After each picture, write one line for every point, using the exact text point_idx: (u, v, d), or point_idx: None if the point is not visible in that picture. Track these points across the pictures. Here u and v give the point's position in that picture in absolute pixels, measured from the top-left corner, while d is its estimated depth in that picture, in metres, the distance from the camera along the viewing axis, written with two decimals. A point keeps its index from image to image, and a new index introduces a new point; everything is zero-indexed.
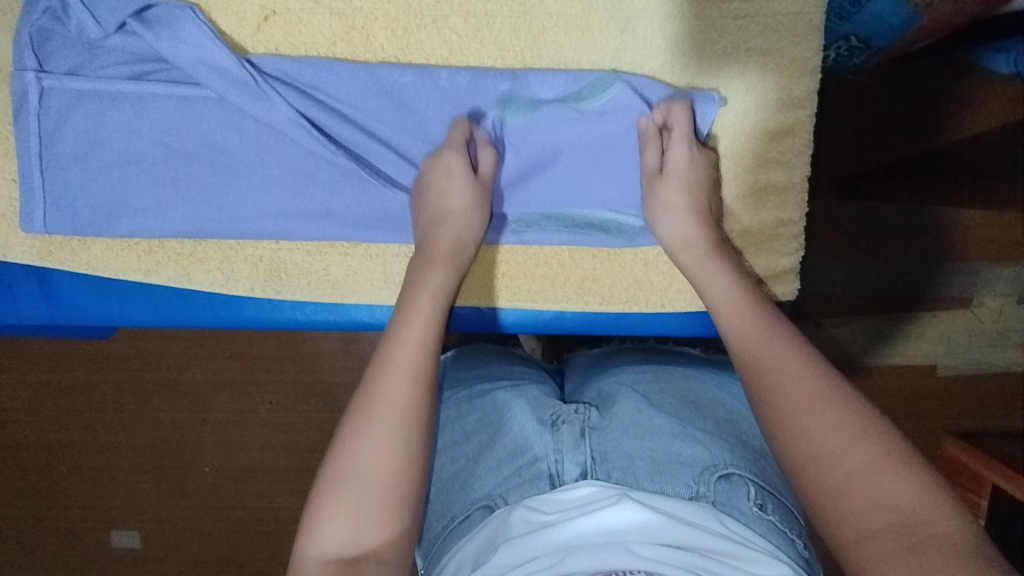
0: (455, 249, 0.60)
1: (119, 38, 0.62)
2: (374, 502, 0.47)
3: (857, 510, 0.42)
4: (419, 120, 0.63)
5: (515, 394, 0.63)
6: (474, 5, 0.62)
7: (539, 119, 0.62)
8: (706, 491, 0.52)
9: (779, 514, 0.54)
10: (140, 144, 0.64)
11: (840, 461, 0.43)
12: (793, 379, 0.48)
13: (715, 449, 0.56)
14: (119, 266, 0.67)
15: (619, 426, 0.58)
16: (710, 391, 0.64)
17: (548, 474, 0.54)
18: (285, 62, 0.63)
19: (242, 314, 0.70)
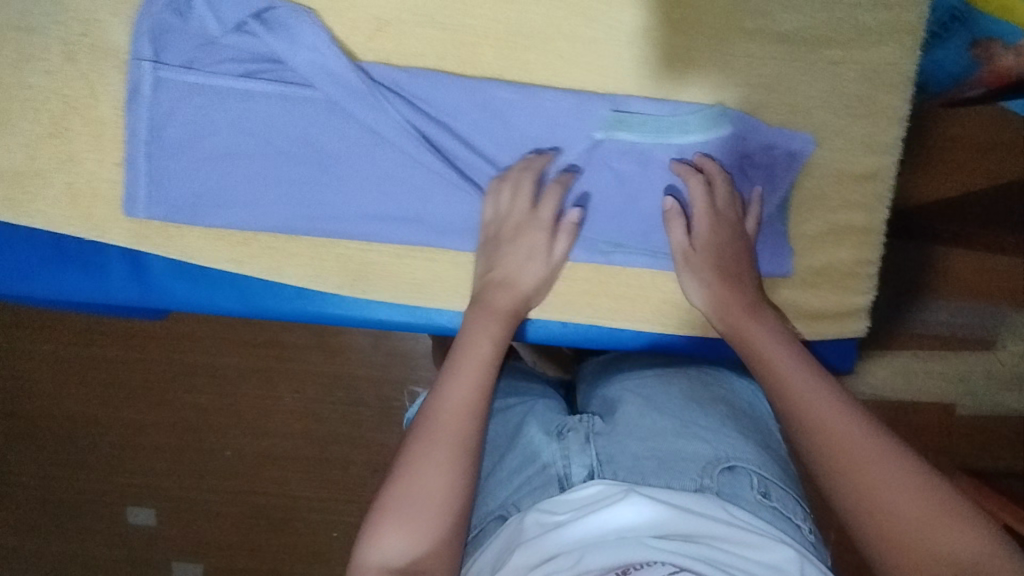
0: (515, 311, 0.62)
1: (238, 36, 0.64)
2: (425, 521, 0.47)
3: (888, 531, 0.44)
4: (522, 138, 0.65)
5: (524, 413, 0.64)
6: (580, 31, 0.64)
7: (643, 140, 0.64)
8: (709, 482, 0.53)
9: (784, 501, 0.56)
10: (244, 139, 0.66)
11: (869, 483, 0.46)
12: (818, 399, 0.51)
13: (718, 445, 0.57)
14: (212, 256, 0.68)
15: (624, 429, 0.59)
16: (714, 391, 0.65)
17: (558, 478, 0.56)
18: (395, 70, 0.64)
19: (326, 310, 0.71)
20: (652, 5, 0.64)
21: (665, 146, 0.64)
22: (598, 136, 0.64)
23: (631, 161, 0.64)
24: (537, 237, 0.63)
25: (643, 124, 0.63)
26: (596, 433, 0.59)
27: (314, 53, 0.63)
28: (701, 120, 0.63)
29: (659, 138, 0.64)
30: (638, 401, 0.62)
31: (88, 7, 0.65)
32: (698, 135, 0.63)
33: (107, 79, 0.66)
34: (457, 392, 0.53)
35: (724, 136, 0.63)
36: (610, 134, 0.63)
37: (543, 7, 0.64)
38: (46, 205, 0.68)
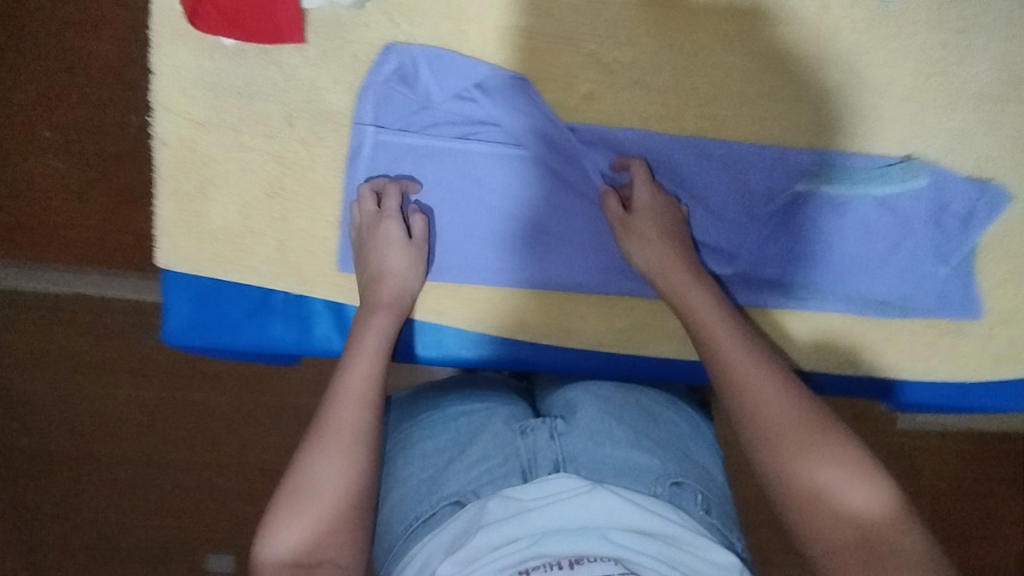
0: (397, 299, 0.66)
1: (455, 102, 0.68)
2: (338, 521, 0.51)
3: (830, 529, 0.48)
4: (726, 191, 0.69)
5: (488, 413, 0.64)
6: (778, 91, 0.68)
7: (842, 191, 0.68)
8: (662, 491, 0.56)
9: (722, 518, 0.59)
10: (454, 196, 0.69)
11: (828, 479, 0.50)
12: (778, 404, 0.54)
13: (665, 459, 0.60)
14: (419, 307, 0.71)
15: (582, 430, 0.60)
16: (672, 406, 0.68)
17: (521, 469, 0.57)
18: (603, 128, 0.68)
19: (524, 360, 0.73)
20: (847, 65, 0.68)
21: (864, 196, 0.68)
22: (799, 186, 0.68)
23: (830, 209, 0.68)
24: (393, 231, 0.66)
25: (842, 175, 0.68)
26: (561, 432, 0.60)
27: (529, 117, 0.67)
28: (898, 172, 0.68)
29: (858, 188, 0.68)
30: (602, 407, 0.64)
31: (310, 75, 0.68)
32: (896, 185, 0.68)
33: (325, 143, 0.69)
34: (353, 386, 0.58)
35: (921, 186, 0.68)
36: (812, 184, 0.68)
37: (745, 69, 0.68)
38: (258, 262, 0.71)
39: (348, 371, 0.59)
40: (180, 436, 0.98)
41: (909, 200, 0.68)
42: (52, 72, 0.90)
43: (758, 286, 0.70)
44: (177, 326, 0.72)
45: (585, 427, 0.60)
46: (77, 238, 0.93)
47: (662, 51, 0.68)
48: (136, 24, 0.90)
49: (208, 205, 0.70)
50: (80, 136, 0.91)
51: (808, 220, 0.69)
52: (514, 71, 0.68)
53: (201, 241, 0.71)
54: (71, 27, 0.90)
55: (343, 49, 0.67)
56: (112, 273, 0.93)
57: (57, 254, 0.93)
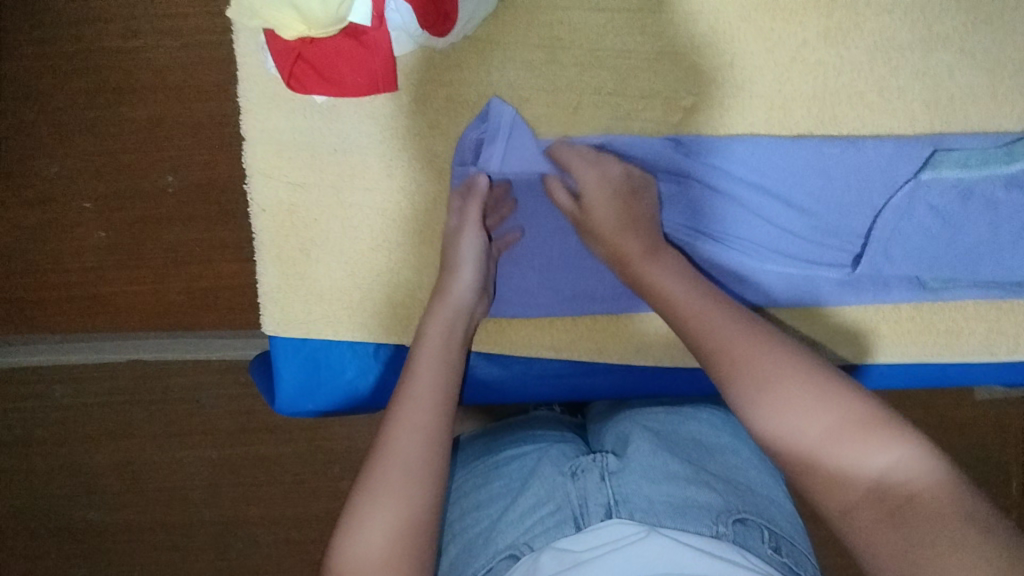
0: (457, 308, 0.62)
1: (556, 138, 0.66)
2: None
3: (835, 488, 0.44)
4: (843, 192, 0.66)
5: (538, 456, 0.61)
6: (886, 80, 0.66)
7: (966, 175, 0.65)
8: (725, 530, 0.52)
9: (794, 558, 0.54)
10: (566, 227, 0.68)
11: (804, 434, 0.46)
12: (734, 343, 0.52)
13: (727, 495, 0.56)
14: (535, 343, 0.70)
15: (635, 468, 0.57)
16: (726, 438, 0.64)
17: (573, 515, 0.53)
18: (713, 138, 0.66)
19: (646, 385, 0.71)
20: (956, 45, 0.66)
21: (991, 178, 0.65)
22: (925, 175, 0.65)
23: (956, 196, 0.65)
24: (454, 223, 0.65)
25: (964, 159, 0.66)
26: (611, 472, 0.57)
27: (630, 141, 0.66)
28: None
29: (985, 168, 0.65)
30: (652, 438, 0.61)
31: (406, 122, 0.67)
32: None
33: (426, 188, 0.68)
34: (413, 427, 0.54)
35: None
36: (936, 171, 0.65)
37: (850, 63, 0.66)
38: (367, 317, 0.69)
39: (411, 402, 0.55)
40: (275, 498, 0.96)
41: None
42: (121, 142, 0.90)
43: (885, 282, 0.67)
44: (289, 394, 0.69)
45: (637, 463, 0.57)
46: (161, 300, 0.91)
47: (762, 55, 0.66)
48: (193, 85, 0.89)
49: (313, 266, 0.69)
50: (149, 204, 0.90)
51: (933, 211, 0.66)
52: (613, 93, 0.66)
53: (307, 303, 0.69)
54: (133, 94, 0.89)
55: (437, 92, 0.66)
56: (203, 333, 0.92)
57: (145, 320, 0.92)
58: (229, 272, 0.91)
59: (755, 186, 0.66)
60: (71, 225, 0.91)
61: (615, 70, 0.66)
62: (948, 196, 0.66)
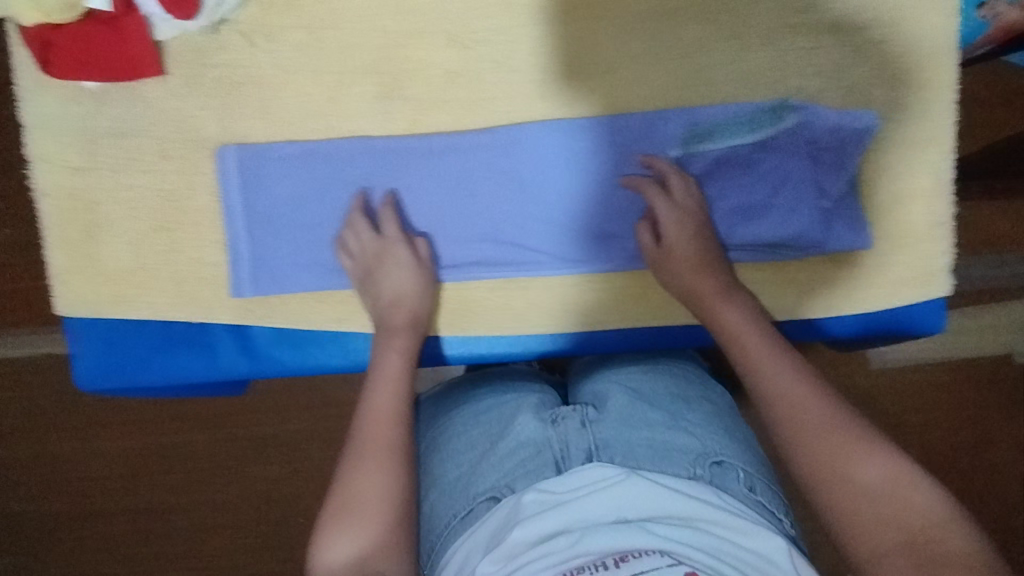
0: (417, 323, 0.67)
1: (302, 143, 0.69)
2: (374, 519, 0.54)
3: (865, 533, 0.49)
4: (597, 176, 0.69)
5: (520, 402, 0.66)
6: (639, 52, 0.68)
7: (713, 148, 0.67)
8: (701, 472, 0.58)
9: (768, 496, 0.60)
10: (340, 214, 0.70)
11: (863, 480, 0.51)
12: (780, 377, 0.58)
13: (705, 440, 0.62)
14: (316, 317, 0.73)
15: (613, 417, 0.62)
16: (699, 390, 0.68)
17: (554, 460, 0.59)
18: (450, 130, 0.69)
19: (427, 354, 0.73)
20: (703, 16, 0.67)
21: (738, 147, 0.67)
22: (675, 150, 0.68)
23: (708, 167, 0.68)
24: (400, 253, 0.68)
25: (712, 129, 0.67)
26: (591, 420, 0.63)
27: (367, 141, 0.69)
28: (765, 115, 0.67)
29: (730, 138, 0.67)
30: (627, 391, 0.66)
31: (176, 105, 0.69)
32: (766, 130, 0.66)
33: (198, 168, 0.70)
34: (382, 403, 0.62)
35: (790, 126, 0.66)
36: (685, 147, 0.68)
37: (602, 37, 0.68)
38: (154, 295, 0.72)
39: (374, 390, 0.63)
40: (132, 482, 0.98)
41: (782, 147, 0.67)
42: None
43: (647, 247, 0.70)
44: (85, 372, 0.72)
45: (618, 413, 0.62)
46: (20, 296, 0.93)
47: (518, 30, 0.68)
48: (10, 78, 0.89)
49: (98, 248, 0.71)
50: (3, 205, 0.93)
51: (682, 179, 0.68)
52: (375, 71, 0.68)
53: (95, 284, 0.71)
54: None
55: (201, 74, 0.68)
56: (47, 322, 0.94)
57: None
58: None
59: (507, 169, 0.69)
60: None
61: (375, 48, 0.68)
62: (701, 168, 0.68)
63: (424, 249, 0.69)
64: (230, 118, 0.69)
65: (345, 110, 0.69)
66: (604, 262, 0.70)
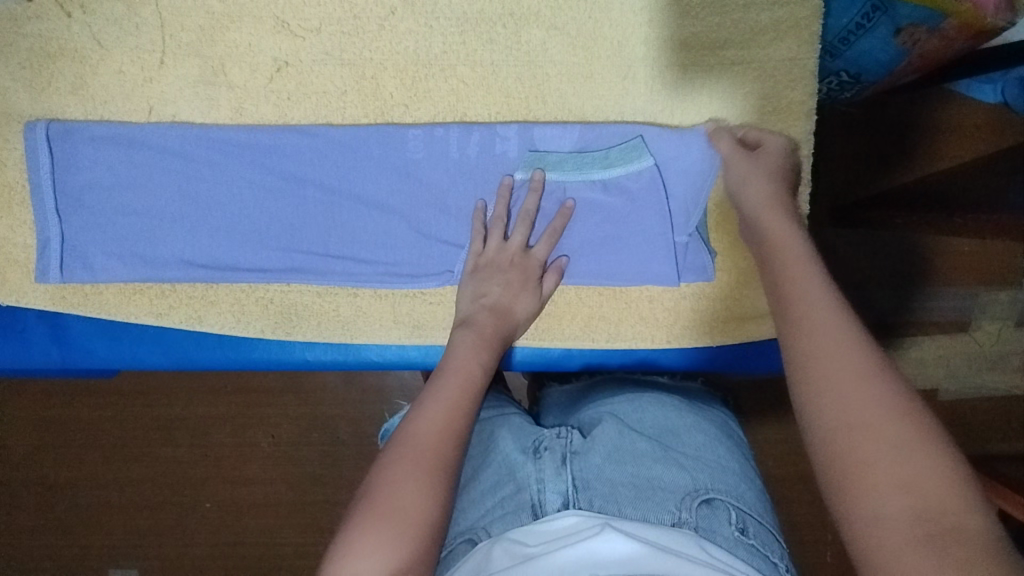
0: (500, 316, 0.61)
1: (119, 127, 0.65)
2: (407, 537, 0.44)
3: (879, 493, 0.37)
4: (433, 188, 0.65)
5: (506, 428, 0.65)
6: (480, 54, 0.64)
7: (563, 177, 0.64)
8: (687, 516, 0.52)
9: (760, 538, 0.54)
10: (159, 206, 0.66)
11: (868, 422, 0.40)
12: (809, 297, 0.49)
13: (696, 475, 0.56)
14: (132, 310, 0.68)
15: (601, 452, 0.58)
16: (690, 420, 0.65)
17: (530, 504, 0.54)
18: (275, 126, 0.65)
19: (253, 356, 0.70)
20: (549, 21, 0.63)
21: (585, 184, 0.64)
22: (519, 175, 0.64)
23: (555, 198, 0.64)
24: (529, 274, 0.63)
25: (563, 159, 0.63)
26: (573, 452, 0.59)
27: (188, 130, 0.65)
28: (618, 153, 0.63)
29: (581, 172, 0.63)
30: (620, 424, 0.62)
31: None
32: (617, 169, 0.63)
33: (10, 144, 0.66)
34: (438, 408, 0.51)
35: (644, 166, 0.63)
36: (529, 171, 0.63)
37: (440, 35, 0.64)
38: None
39: (445, 376, 0.54)
40: None
41: (634, 189, 0.64)
42: None
43: None
44: None
45: (603, 448, 0.58)
46: None
47: (351, 21, 0.64)
48: None
49: None
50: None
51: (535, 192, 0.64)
52: (200, 55, 0.64)
53: None
54: None
55: (14, 44, 0.64)
56: None
57: None
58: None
59: (335, 170, 0.66)
60: None
61: (200, 30, 0.64)
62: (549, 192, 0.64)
63: (539, 254, 0.63)
64: (47, 94, 0.65)
65: (167, 91, 0.65)
66: (431, 278, 0.67)
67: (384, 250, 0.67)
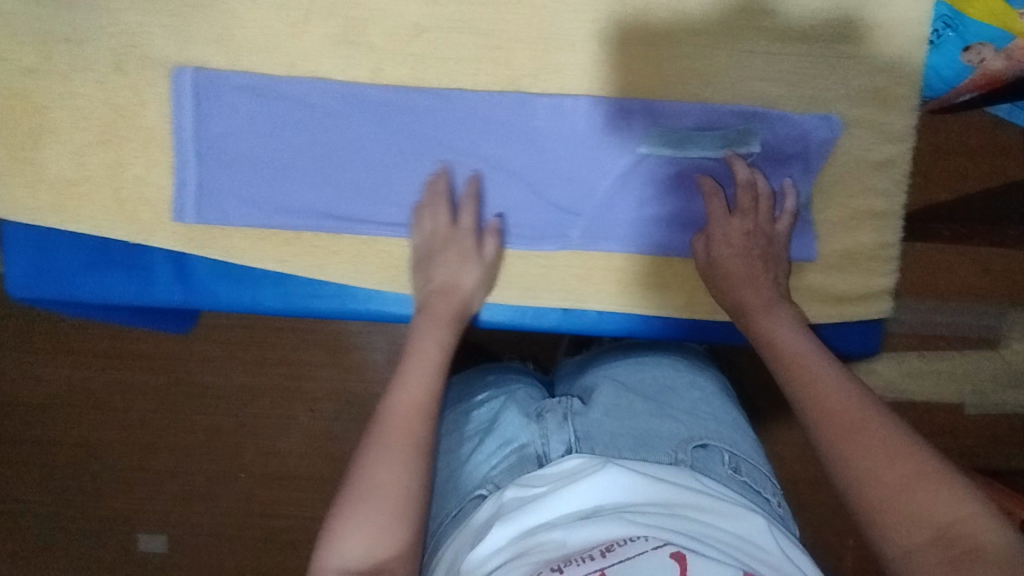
0: (446, 292, 0.65)
1: (261, 78, 0.68)
2: (394, 515, 0.49)
3: (857, 442, 0.48)
4: (555, 156, 0.69)
5: (506, 399, 0.66)
6: (608, 33, 0.68)
7: (684, 154, 0.67)
8: (684, 457, 0.57)
9: (754, 476, 0.59)
10: (292, 156, 0.69)
11: (829, 394, 0.52)
12: (812, 360, 0.56)
13: (690, 424, 0.61)
14: (256, 255, 0.71)
15: (599, 408, 0.62)
16: (683, 372, 0.68)
17: (535, 456, 0.58)
18: (407, 87, 0.68)
19: (366, 307, 0.72)
20: (676, 7, 0.67)
21: (704, 162, 0.67)
22: (641, 149, 0.67)
23: (672, 174, 0.68)
24: (466, 246, 0.67)
25: (683, 138, 0.67)
26: (574, 413, 0.62)
27: (326, 84, 0.68)
28: (737, 135, 0.67)
29: (700, 151, 0.67)
30: (616, 385, 0.66)
31: (136, 19, 0.67)
32: (735, 150, 0.67)
33: (153, 87, 0.68)
34: (407, 398, 0.56)
35: (753, 153, 0.67)
36: (652, 148, 0.67)
37: (573, 12, 0.67)
38: (95, 210, 0.70)
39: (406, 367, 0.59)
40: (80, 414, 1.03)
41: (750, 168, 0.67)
42: None
43: (604, 227, 0.70)
44: (17, 282, 0.71)
45: (603, 405, 0.62)
46: None
47: None
48: None
49: (42, 155, 0.70)
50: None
51: (654, 170, 0.68)
52: (343, 15, 0.68)
53: (37, 193, 0.70)
54: None
55: None
56: None
57: None
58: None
59: (465, 132, 0.69)
60: None
61: None
62: (667, 170, 0.68)
63: (468, 223, 0.68)
64: (191, 41, 0.68)
65: (308, 48, 0.68)
66: (548, 240, 0.70)
67: (505, 211, 0.70)
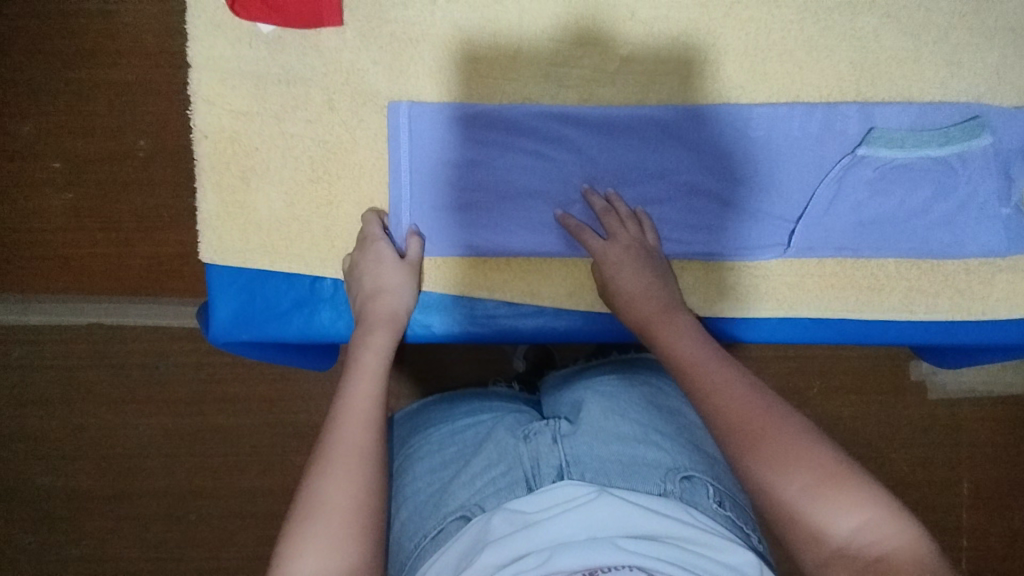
0: (392, 315, 0.64)
1: (473, 106, 0.68)
2: (351, 531, 0.48)
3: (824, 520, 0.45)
4: (772, 164, 0.69)
5: (494, 425, 0.64)
6: (815, 39, 0.68)
7: (905, 153, 0.68)
8: (673, 488, 0.54)
9: (736, 512, 0.57)
10: (504, 181, 0.69)
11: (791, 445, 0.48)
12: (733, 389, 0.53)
13: (675, 455, 0.59)
14: (469, 283, 0.71)
15: (589, 432, 0.60)
16: (641, 393, 0.67)
17: (525, 478, 0.55)
18: (618, 106, 0.69)
19: (580, 329, 0.72)
20: (882, 10, 0.68)
21: (925, 160, 0.68)
22: (860, 150, 0.68)
23: (888, 174, 0.68)
24: (384, 252, 0.66)
25: (903, 138, 0.68)
26: (563, 435, 0.60)
27: (536, 107, 0.68)
28: (959, 131, 0.67)
29: (922, 149, 0.68)
30: (604, 405, 0.64)
31: (349, 57, 0.68)
32: (958, 146, 0.67)
33: (366, 123, 0.69)
34: (353, 404, 0.56)
35: (980, 145, 0.67)
36: (873, 148, 0.67)
37: (780, 22, 0.68)
38: (304, 249, 0.70)
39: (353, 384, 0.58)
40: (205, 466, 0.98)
41: (971, 163, 0.68)
42: (93, 108, 0.95)
43: (823, 228, 0.69)
44: (222, 327, 0.69)
45: (590, 427, 0.60)
46: (134, 260, 0.96)
47: (698, 8, 0.68)
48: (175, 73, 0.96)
49: (252, 196, 0.69)
50: (104, 166, 0.96)
51: (871, 170, 0.68)
52: (553, 39, 0.69)
53: (245, 234, 0.69)
54: (122, 57, 0.95)
55: (380, 29, 0.68)
56: (146, 296, 0.96)
57: (95, 278, 0.96)
58: (187, 238, 0.97)
59: (679, 147, 0.69)
60: (40, 184, 0.96)
61: (555, 16, 0.68)
62: (884, 170, 0.68)
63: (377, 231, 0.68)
64: (403, 76, 0.68)
65: (517, 74, 0.69)
66: (764, 250, 0.70)
67: (722, 224, 0.70)
